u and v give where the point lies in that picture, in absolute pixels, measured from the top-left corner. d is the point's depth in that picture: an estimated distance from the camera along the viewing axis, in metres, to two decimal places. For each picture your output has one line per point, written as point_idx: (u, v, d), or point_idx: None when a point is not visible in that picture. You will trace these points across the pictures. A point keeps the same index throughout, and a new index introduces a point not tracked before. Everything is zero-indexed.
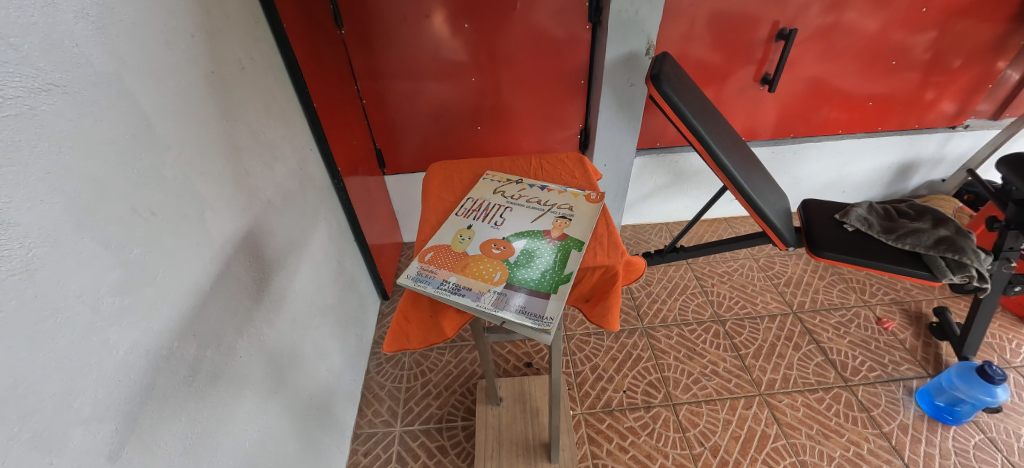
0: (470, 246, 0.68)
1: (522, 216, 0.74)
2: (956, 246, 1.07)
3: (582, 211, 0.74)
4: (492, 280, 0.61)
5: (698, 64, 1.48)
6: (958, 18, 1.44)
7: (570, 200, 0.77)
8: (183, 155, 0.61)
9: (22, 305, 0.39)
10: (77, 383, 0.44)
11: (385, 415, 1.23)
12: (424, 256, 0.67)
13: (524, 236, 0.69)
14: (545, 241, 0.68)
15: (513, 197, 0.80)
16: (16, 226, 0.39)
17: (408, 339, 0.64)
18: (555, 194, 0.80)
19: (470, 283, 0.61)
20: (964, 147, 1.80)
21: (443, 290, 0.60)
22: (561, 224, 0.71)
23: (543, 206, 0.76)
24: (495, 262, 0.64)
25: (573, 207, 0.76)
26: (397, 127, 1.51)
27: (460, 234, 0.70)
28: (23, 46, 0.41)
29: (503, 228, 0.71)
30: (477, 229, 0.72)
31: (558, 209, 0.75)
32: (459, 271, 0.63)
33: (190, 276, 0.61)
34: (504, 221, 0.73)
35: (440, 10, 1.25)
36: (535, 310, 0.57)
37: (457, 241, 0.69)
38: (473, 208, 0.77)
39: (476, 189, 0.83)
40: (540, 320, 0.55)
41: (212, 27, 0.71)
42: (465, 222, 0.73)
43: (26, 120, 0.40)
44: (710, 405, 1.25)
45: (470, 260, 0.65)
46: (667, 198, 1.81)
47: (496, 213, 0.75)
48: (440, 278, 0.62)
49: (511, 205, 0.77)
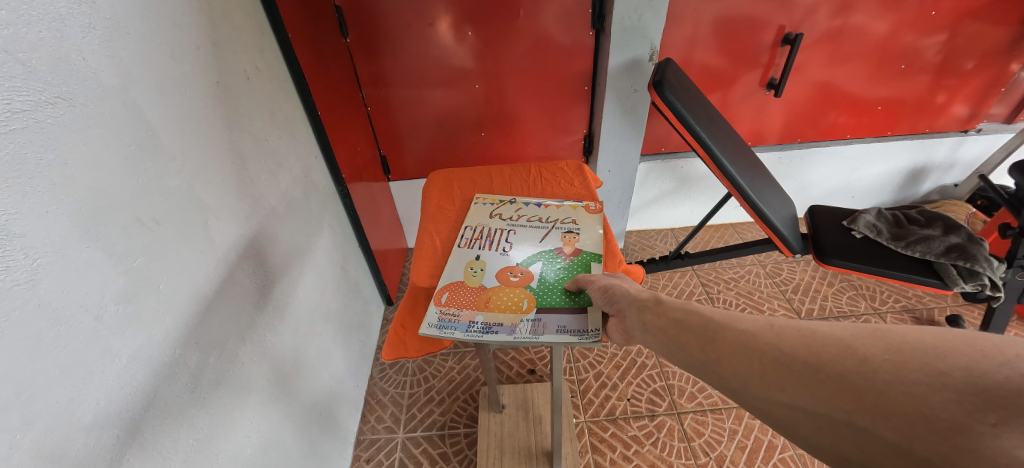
0: (485, 279, 0.66)
1: (530, 238, 0.74)
2: (969, 254, 1.04)
3: (587, 224, 0.77)
4: (521, 309, 0.61)
5: (703, 69, 1.47)
6: (968, 20, 1.42)
7: (570, 214, 0.80)
8: (188, 164, 0.62)
9: (24, 314, 0.40)
10: (79, 390, 0.45)
11: (387, 421, 1.24)
12: (439, 299, 0.64)
13: (538, 260, 0.70)
14: (560, 260, 0.69)
15: (513, 218, 0.80)
16: (22, 237, 0.40)
17: (406, 347, 0.69)
18: (553, 209, 0.82)
19: (500, 319, 0.59)
20: (976, 150, 1.77)
21: (474, 332, 0.57)
22: (571, 239, 0.73)
23: (546, 223, 0.78)
24: (518, 291, 0.64)
25: (575, 221, 0.78)
26: (402, 134, 1.53)
27: (471, 266, 0.69)
28: (30, 61, 0.42)
29: (513, 254, 0.71)
30: (486, 259, 0.71)
31: (562, 225, 0.77)
32: (483, 308, 0.61)
33: (193, 284, 0.61)
34: (511, 246, 0.73)
35: (444, 17, 1.26)
36: (575, 327, 0.57)
37: (469, 276, 0.67)
38: (476, 237, 0.76)
39: (472, 215, 0.82)
40: (584, 334, 0.56)
41: (218, 37, 0.72)
42: (472, 253, 0.72)
43: (32, 133, 0.42)
44: (716, 414, 1.23)
45: (491, 294, 0.64)
46: (672, 203, 1.80)
47: (501, 239, 0.75)
48: (466, 321, 0.59)
49: (513, 228, 0.77)
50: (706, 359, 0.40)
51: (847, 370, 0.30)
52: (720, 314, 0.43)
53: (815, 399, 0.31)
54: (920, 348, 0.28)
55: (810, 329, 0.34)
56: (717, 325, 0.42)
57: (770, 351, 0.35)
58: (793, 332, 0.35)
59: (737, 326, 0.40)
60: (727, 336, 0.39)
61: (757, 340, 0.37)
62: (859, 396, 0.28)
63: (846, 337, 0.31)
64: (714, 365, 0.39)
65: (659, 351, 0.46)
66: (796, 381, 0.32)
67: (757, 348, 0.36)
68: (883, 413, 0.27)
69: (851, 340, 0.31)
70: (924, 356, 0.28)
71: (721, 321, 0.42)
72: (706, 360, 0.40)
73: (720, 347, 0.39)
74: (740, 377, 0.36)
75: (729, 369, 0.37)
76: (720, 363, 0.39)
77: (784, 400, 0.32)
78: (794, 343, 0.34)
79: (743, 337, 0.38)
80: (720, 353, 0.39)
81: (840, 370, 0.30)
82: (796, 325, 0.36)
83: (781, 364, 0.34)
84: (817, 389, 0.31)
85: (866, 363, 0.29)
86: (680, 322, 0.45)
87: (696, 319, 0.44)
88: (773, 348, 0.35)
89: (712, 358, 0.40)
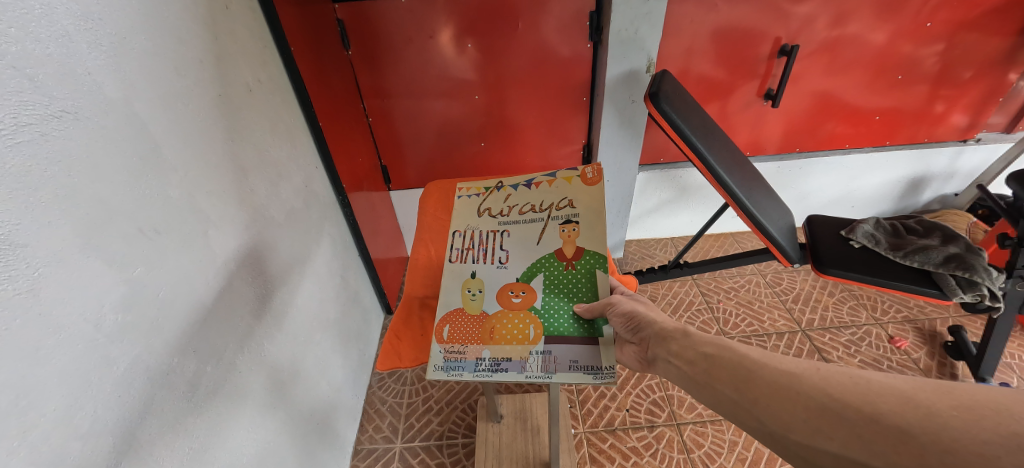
0: (485, 303, 0.69)
1: (525, 238, 0.75)
2: (966, 263, 1.04)
3: (583, 205, 0.74)
4: (527, 339, 0.64)
5: (701, 80, 1.49)
6: (964, 31, 1.43)
7: (565, 192, 0.76)
8: (190, 175, 0.63)
9: (25, 323, 0.41)
10: (77, 398, 0.45)
11: (386, 431, 1.23)
12: (441, 334, 0.67)
13: (540, 271, 0.71)
14: (562, 268, 0.70)
15: (505, 213, 0.78)
16: (25, 247, 0.41)
17: (399, 357, 0.72)
18: (545, 188, 0.78)
19: (506, 353, 0.63)
20: (976, 160, 1.77)
21: (483, 371, 0.62)
22: (569, 234, 0.72)
23: (541, 213, 0.76)
24: (521, 316, 0.67)
25: (572, 201, 0.75)
26: (403, 144, 1.54)
27: (468, 288, 0.72)
28: (37, 76, 0.43)
29: (511, 266, 0.73)
30: (483, 275, 0.73)
31: (558, 213, 0.75)
32: (488, 342, 0.65)
33: (193, 293, 0.62)
34: (507, 254, 0.74)
35: (445, 29, 1.28)
36: (587, 362, 0.61)
37: (469, 302, 0.70)
38: (468, 246, 0.76)
39: (460, 213, 0.80)
40: (599, 373, 0.59)
41: (221, 52, 0.73)
42: (468, 269, 0.74)
43: (38, 145, 0.43)
44: (716, 425, 1.21)
45: (493, 323, 0.67)
46: (671, 213, 1.80)
47: (495, 247, 0.75)
48: (473, 358, 0.63)
49: (507, 227, 0.77)
50: (743, 399, 0.44)
51: (909, 425, 0.33)
52: (756, 353, 0.47)
53: (869, 451, 0.34)
54: (987, 409, 0.32)
55: (864, 379, 0.38)
56: (755, 363, 0.46)
57: (818, 396, 0.39)
58: (843, 379, 0.39)
59: (778, 367, 0.44)
60: (766, 377, 0.44)
61: (802, 383, 0.41)
62: (922, 452, 0.32)
63: (909, 390, 0.35)
64: (753, 406, 0.43)
65: (687, 385, 0.51)
66: (849, 432, 0.36)
67: (804, 392, 0.40)
68: None
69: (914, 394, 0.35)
70: (994, 416, 0.31)
71: (760, 361, 0.46)
72: (742, 400, 0.44)
73: (758, 388, 0.44)
74: (785, 420, 0.40)
75: (766, 411, 0.42)
76: (760, 405, 0.43)
77: (833, 448, 0.36)
78: (848, 393, 0.38)
79: (786, 378, 0.42)
80: (756, 394, 0.44)
81: (902, 424, 0.34)
82: (845, 372, 0.40)
83: (833, 410, 0.38)
84: (873, 440, 0.34)
85: (932, 418, 0.33)
86: (713, 358, 0.50)
87: (729, 356, 0.49)
88: (822, 394, 0.39)
89: (750, 399, 0.44)
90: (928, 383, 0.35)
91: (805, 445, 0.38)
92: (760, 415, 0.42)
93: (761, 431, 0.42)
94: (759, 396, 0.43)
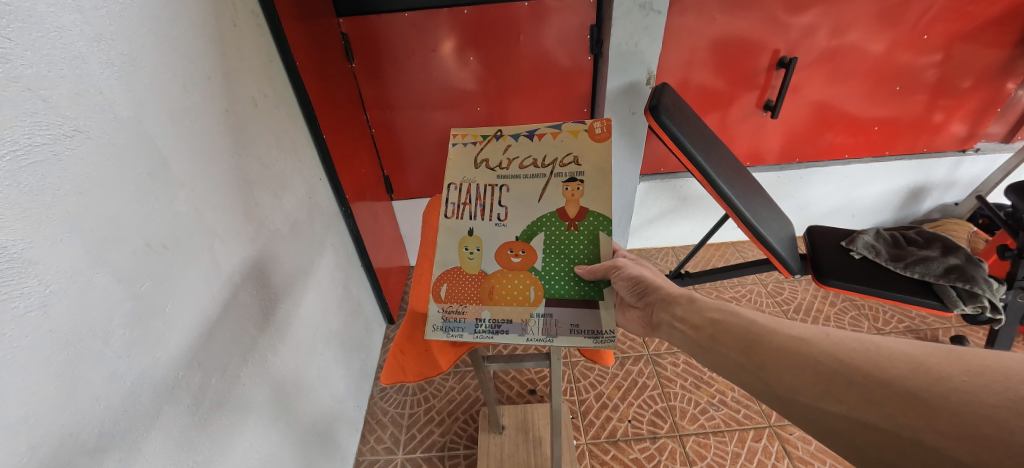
0: (484, 263, 0.67)
1: (526, 196, 0.69)
2: (967, 275, 1.05)
3: (590, 162, 0.68)
4: (528, 300, 0.65)
5: (701, 90, 1.50)
6: (961, 42, 1.45)
7: (571, 147, 0.70)
8: (197, 189, 0.64)
9: (35, 340, 0.42)
10: (84, 414, 0.46)
11: (387, 442, 1.23)
12: (440, 292, 0.67)
13: (540, 230, 0.68)
14: (564, 230, 0.67)
15: (504, 167, 0.71)
16: (36, 264, 0.42)
17: (405, 372, 0.74)
18: (549, 141, 0.71)
19: (507, 314, 0.64)
20: (976, 170, 1.78)
21: (483, 332, 0.64)
22: (573, 194, 0.68)
23: (544, 169, 0.70)
24: (521, 277, 0.66)
25: (577, 157, 0.69)
26: (406, 155, 1.56)
27: (466, 246, 0.68)
28: (51, 97, 0.44)
29: (511, 225, 0.69)
30: (481, 233, 0.69)
31: (561, 170, 0.69)
32: (487, 302, 0.65)
33: (199, 306, 0.63)
34: (507, 212, 0.69)
35: (448, 42, 1.30)
36: (590, 327, 0.63)
37: (467, 260, 0.68)
38: (464, 201, 0.71)
39: (454, 165, 0.72)
40: (599, 336, 0.62)
41: (229, 67, 0.75)
42: (465, 226, 0.69)
43: (51, 165, 0.44)
44: (718, 437, 1.21)
45: (493, 282, 0.66)
46: (672, 222, 1.81)
47: (494, 203, 0.70)
48: (473, 319, 0.65)
49: (507, 183, 0.70)
50: (751, 363, 0.47)
51: (919, 388, 0.35)
52: (762, 319, 0.49)
53: (878, 414, 0.36)
54: (998, 373, 0.33)
55: (875, 344, 0.39)
56: (762, 329, 0.48)
57: (827, 361, 0.41)
58: (852, 344, 0.40)
59: (787, 333, 0.46)
60: (774, 342, 0.46)
61: (812, 348, 0.43)
62: (930, 415, 0.33)
63: (920, 355, 0.36)
64: (760, 370, 0.45)
65: (696, 348, 0.54)
66: (858, 394, 0.37)
67: (813, 356, 0.42)
68: (956, 434, 0.32)
69: (925, 359, 0.36)
70: (1004, 381, 0.32)
71: (768, 326, 0.48)
72: (750, 364, 0.46)
73: (765, 353, 0.46)
74: (794, 384, 0.42)
75: (774, 375, 0.44)
76: (767, 369, 0.45)
77: (840, 411, 0.38)
78: (858, 358, 0.39)
79: (796, 344, 0.44)
80: (764, 359, 0.46)
81: (912, 389, 0.35)
82: (855, 336, 0.41)
83: (842, 374, 0.39)
84: (881, 403, 0.36)
85: (941, 383, 0.34)
86: (722, 323, 0.52)
87: (737, 322, 0.51)
88: (832, 358, 0.41)
89: (758, 364, 0.46)
90: (940, 347, 0.36)
91: (813, 407, 0.40)
92: (767, 378, 0.44)
93: (767, 393, 0.44)
94: (767, 359, 0.45)
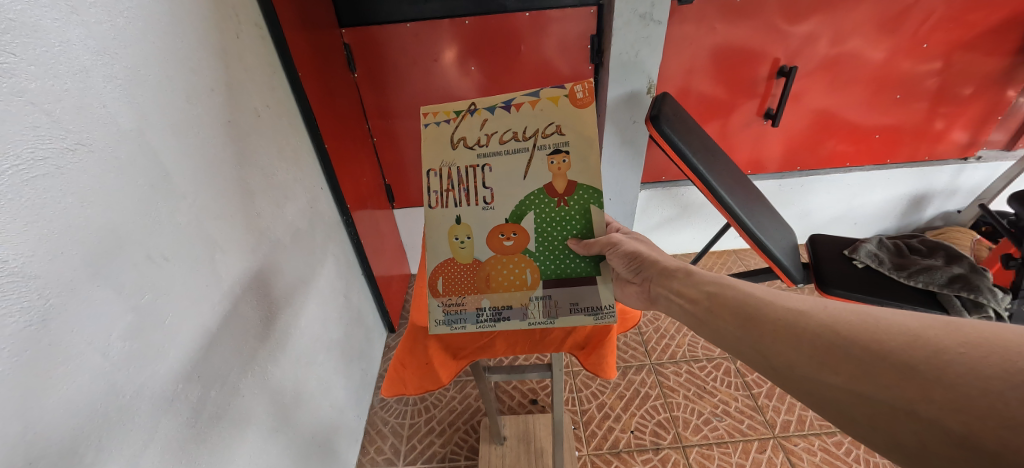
0: (476, 251, 0.65)
1: (511, 174, 0.64)
2: (971, 285, 1.05)
3: (574, 131, 0.62)
4: (526, 284, 0.64)
5: (701, 98, 1.50)
6: (961, 50, 1.45)
7: (552, 115, 0.63)
8: (198, 200, 0.64)
9: (35, 354, 0.42)
10: (82, 428, 0.46)
11: (387, 453, 1.22)
12: (436, 287, 0.65)
13: (529, 210, 0.64)
14: (555, 207, 0.64)
15: (483, 144, 0.65)
16: (36, 278, 0.42)
17: (405, 385, 0.75)
18: (528, 110, 0.63)
19: (507, 299, 0.64)
20: (978, 178, 1.77)
21: (486, 321, 0.64)
22: (560, 168, 0.63)
23: (527, 142, 0.64)
24: (516, 260, 0.65)
25: (560, 126, 0.63)
26: (407, 164, 1.56)
27: (455, 236, 0.65)
28: (54, 111, 0.44)
29: (499, 207, 0.65)
30: (469, 220, 0.65)
31: (544, 142, 0.64)
32: (486, 290, 0.65)
33: (199, 317, 0.63)
34: (493, 193, 0.65)
35: (449, 51, 1.31)
36: (591, 302, 0.63)
37: (458, 250, 0.65)
38: (445, 187, 0.65)
39: (427, 148, 0.65)
40: (599, 312, 0.63)
41: (232, 79, 0.75)
42: (450, 214, 0.65)
43: (53, 179, 0.44)
44: (722, 448, 1.20)
45: (489, 269, 0.65)
46: (674, 230, 1.80)
47: (477, 186, 0.65)
48: (474, 309, 0.64)
49: (488, 161, 0.65)
50: (748, 336, 0.47)
51: (916, 360, 0.34)
52: (761, 293, 0.49)
53: (874, 385, 0.36)
54: (997, 345, 0.32)
55: (875, 318, 0.39)
56: (761, 303, 0.48)
57: (824, 333, 0.40)
58: (850, 317, 0.40)
59: (785, 306, 0.45)
60: (771, 314, 0.46)
61: (809, 321, 0.42)
62: (926, 386, 0.33)
63: (919, 329, 0.36)
64: (757, 343, 0.45)
65: (693, 322, 0.54)
66: (855, 366, 0.37)
67: (810, 329, 0.42)
68: (951, 406, 0.32)
69: (924, 332, 0.35)
70: (1002, 352, 0.32)
71: (767, 300, 0.48)
72: (747, 337, 0.46)
73: (763, 327, 0.46)
74: (790, 356, 0.42)
75: (772, 348, 0.43)
76: (764, 342, 0.45)
77: (837, 382, 0.38)
78: (856, 330, 0.39)
79: (794, 317, 0.44)
80: (761, 332, 0.45)
81: (909, 361, 0.35)
82: (854, 310, 0.41)
83: (839, 346, 0.39)
84: (878, 374, 0.36)
85: (938, 356, 0.34)
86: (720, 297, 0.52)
87: (734, 297, 0.51)
88: (829, 331, 0.40)
89: (755, 337, 0.46)
90: (938, 320, 0.35)
91: (809, 378, 0.40)
92: (764, 351, 0.44)
93: (765, 365, 0.44)
94: (765, 332, 0.45)
